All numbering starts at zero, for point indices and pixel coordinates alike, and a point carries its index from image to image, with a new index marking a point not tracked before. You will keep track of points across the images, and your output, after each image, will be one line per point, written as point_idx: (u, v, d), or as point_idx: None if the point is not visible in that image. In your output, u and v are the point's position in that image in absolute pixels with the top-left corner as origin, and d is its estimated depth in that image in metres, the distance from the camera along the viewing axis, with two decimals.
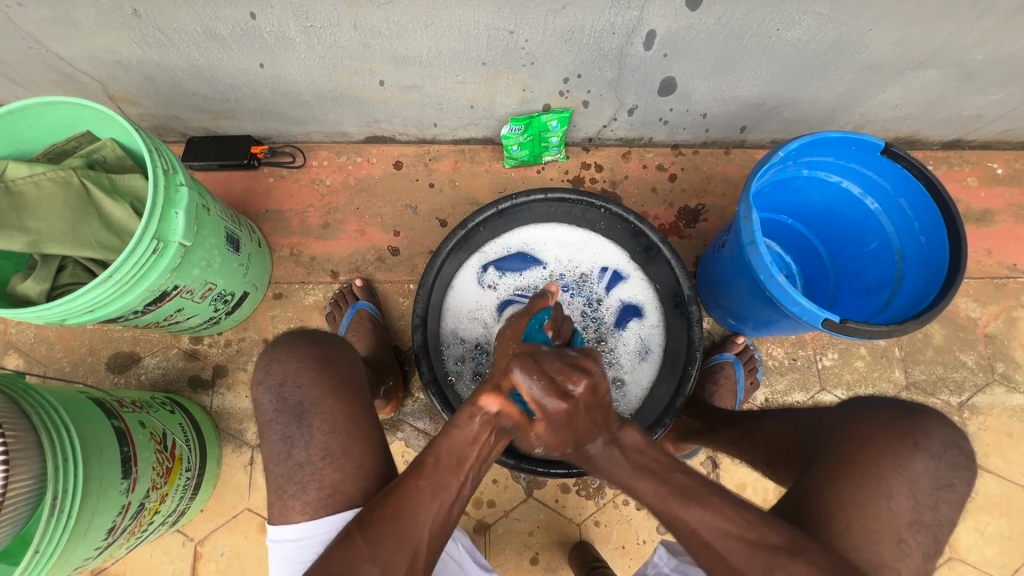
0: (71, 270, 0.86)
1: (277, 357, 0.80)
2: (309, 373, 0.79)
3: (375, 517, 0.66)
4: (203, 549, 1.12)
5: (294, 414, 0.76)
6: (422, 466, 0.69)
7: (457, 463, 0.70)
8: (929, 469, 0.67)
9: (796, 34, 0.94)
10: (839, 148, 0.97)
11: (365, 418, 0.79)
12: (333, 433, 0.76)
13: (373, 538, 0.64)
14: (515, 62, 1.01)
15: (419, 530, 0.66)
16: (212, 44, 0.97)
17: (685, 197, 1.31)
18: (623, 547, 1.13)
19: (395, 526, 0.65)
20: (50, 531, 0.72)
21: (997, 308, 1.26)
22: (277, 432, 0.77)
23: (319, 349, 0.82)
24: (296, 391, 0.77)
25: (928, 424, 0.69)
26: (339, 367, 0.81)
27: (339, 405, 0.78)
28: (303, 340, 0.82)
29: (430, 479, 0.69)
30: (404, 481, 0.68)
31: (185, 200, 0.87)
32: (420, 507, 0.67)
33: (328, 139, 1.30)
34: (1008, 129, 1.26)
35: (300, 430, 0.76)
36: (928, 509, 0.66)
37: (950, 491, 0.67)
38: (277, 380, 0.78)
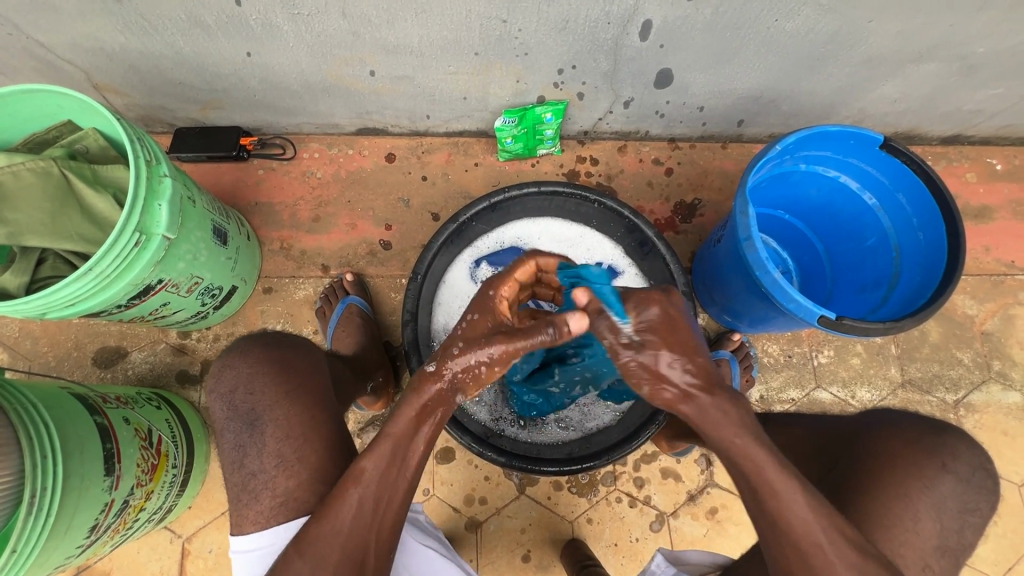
0: (52, 263, 0.85)
1: (230, 364, 0.81)
2: (261, 378, 0.79)
3: (311, 532, 0.64)
4: (191, 546, 1.11)
5: (246, 421, 0.76)
6: (357, 472, 0.66)
7: (396, 466, 0.66)
8: (956, 491, 0.66)
9: (795, 25, 0.92)
10: (837, 142, 0.96)
11: (325, 420, 0.79)
12: (286, 439, 0.75)
13: (309, 551, 0.64)
14: (508, 52, 0.99)
15: (364, 536, 0.65)
16: (198, 32, 0.95)
17: (681, 191, 1.29)
18: (615, 545, 1.12)
19: (335, 538, 0.64)
20: (27, 531, 0.70)
21: (995, 305, 1.25)
22: (229, 441, 0.76)
23: (273, 353, 0.82)
24: (246, 398, 0.77)
25: (955, 445, 0.68)
26: (297, 372, 0.81)
27: (295, 409, 0.77)
28: (256, 345, 0.82)
29: (369, 486, 0.65)
30: (342, 490, 0.65)
31: (169, 192, 0.85)
32: (362, 516, 0.65)
33: (319, 131, 1.28)
34: (1008, 124, 1.25)
35: (253, 438, 0.75)
36: (953, 533, 0.65)
37: (976, 514, 0.66)
38: (228, 388, 0.79)
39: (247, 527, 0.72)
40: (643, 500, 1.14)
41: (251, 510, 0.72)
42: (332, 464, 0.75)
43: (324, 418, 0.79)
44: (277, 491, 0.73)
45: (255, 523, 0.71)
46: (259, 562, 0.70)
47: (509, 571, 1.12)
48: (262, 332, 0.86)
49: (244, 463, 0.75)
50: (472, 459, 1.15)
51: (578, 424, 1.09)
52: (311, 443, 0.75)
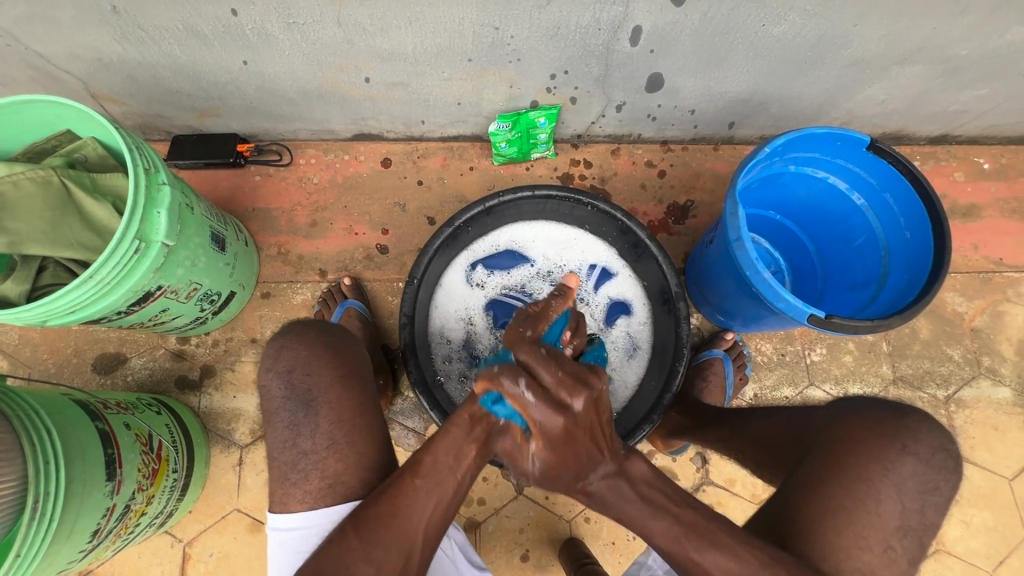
0: (52, 271, 0.85)
1: (287, 345, 0.81)
2: (318, 362, 0.80)
3: (368, 514, 0.67)
4: (192, 550, 1.12)
5: (302, 402, 0.77)
6: (420, 465, 0.70)
7: (453, 464, 0.69)
8: (917, 472, 0.67)
9: (782, 30, 0.94)
10: (825, 144, 0.97)
11: (370, 408, 0.80)
12: (338, 423, 0.77)
13: (366, 536, 0.65)
14: (501, 58, 1.01)
15: (417, 528, 0.67)
16: (195, 41, 0.96)
17: (674, 193, 1.31)
18: (613, 544, 1.14)
19: (389, 526, 0.66)
20: (32, 535, 0.71)
21: (983, 302, 1.27)
22: (284, 420, 0.77)
23: (328, 339, 0.83)
24: (304, 379, 0.78)
25: (916, 427, 0.69)
26: (347, 358, 0.82)
27: (347, 394, 0.79)
28: (313, 330, 0.83)
29: (427, 479, 0.69)
30: (403, 482, 0.69)
31: (168, 200, 0.86)
32: (416, 507, 0.68)
33: (315, 137, 1.29)
34: (994, 124, 1.27)
35: (307, 418, 0.77)
36: (913, 513, 0.66)
37: (937, 495, 0.67)
38: (285, 368, 0.80)
39: (292, 505, 0.74)
40: None
41: (297, 489, 0.74)
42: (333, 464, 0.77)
43: (368, 406, 0.80)
44: (326, 472, 0.75)
45: (301, 503, 0.74)
46: (302, 541, 0.72)
47: (508, 571, 1.13)
48: (315, 319, 0.86)
49: (297, 441, 0.76)
50: None
51: None
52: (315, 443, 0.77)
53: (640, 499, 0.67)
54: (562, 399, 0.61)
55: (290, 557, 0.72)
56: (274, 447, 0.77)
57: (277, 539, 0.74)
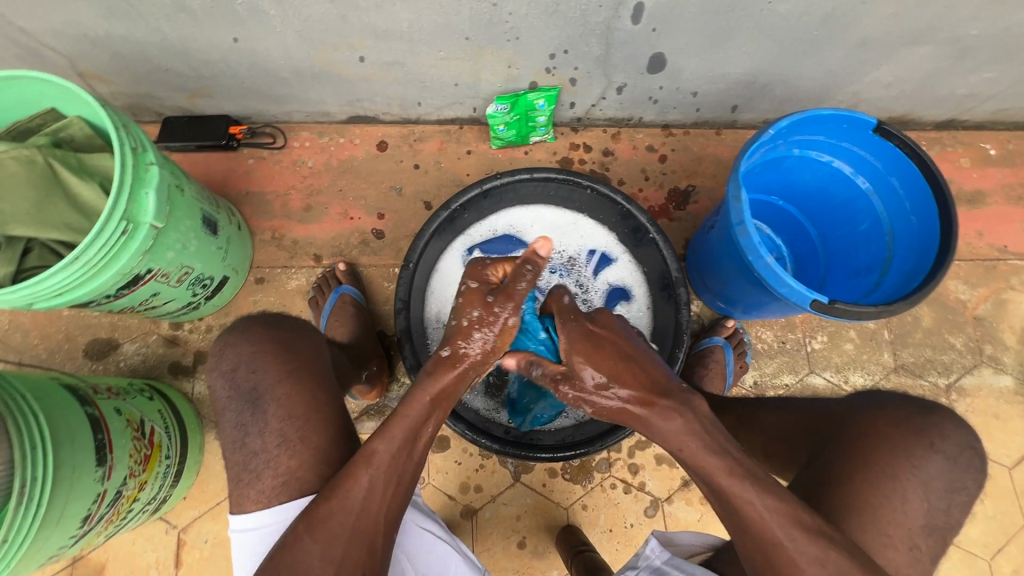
0: (37, 253, 0.83)
1: (230, 343, 0.81)
2: (263, 359, 0.79)
3: (321, 512, 0.66)
4: (187, 537, 1.11)
5: (248, 400, 0.76)
6: (372, 454, 0.68)
7: (408, 446, 0.70)
8: (944, 471, 0.67)
9: (789, 7, 0.91)
10: (831, 127, 0.95)
11: (327, 402, 0.79)
12: (288, 420, 0.75)
13: (321, 534, 0.65)
14: (499, 36, 0.98)
15: (372, 516, 0.67)
16: (183, 17, 0.93)
17: (675, 178, 1.28)
18: (610, 531, 1.13)
19: (344, 519, 0.65)
20: (18, 520, 0.70)
21: (987, 290, 1.26)
22: (231, 419, 0.77)
23: (274, 333, 0.82)
24: (249, 377, 0.77)
25: (942, 424, 0.69)
26: (298, 352, 0.81)
27: (295, 389, 0.77)
28: (257, 325, 0.83)
29: (380, 466, 0.68)
30: (353, 472, 0.67)
31: (157, 180, 0.84)
32: (370, 497, 0.67)
33: (310, 119, 1.26)
34: (1002, 109, 1.24)
35: (255, 417, 0.76)
36: (940, 513, 0.66)
37: (963, 493, 0.67)
38: (230, 366, 0.79)
39: (248, 506, 0.73)
40: (638, 486, 1.15)
41: (251, 490, 0.73)
42: (330, 449, 0.75)
43: (325, 398, 0.78)
44: (279, 470, 0.74)
45: (255, 503, 0.73)
46: (260, 542, 0.72)
47: (505, 557, 1.12)
48: (266, 313, 0.86)
49: (246, 442, 0.75)
50: (467, 448, 1.15)
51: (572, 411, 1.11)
52: (307, 428, 0.75)
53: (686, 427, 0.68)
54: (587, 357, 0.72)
55: (251, 558, 0.72)
56: (225, 446, 0.77)
57: (237, 541, 0.73)
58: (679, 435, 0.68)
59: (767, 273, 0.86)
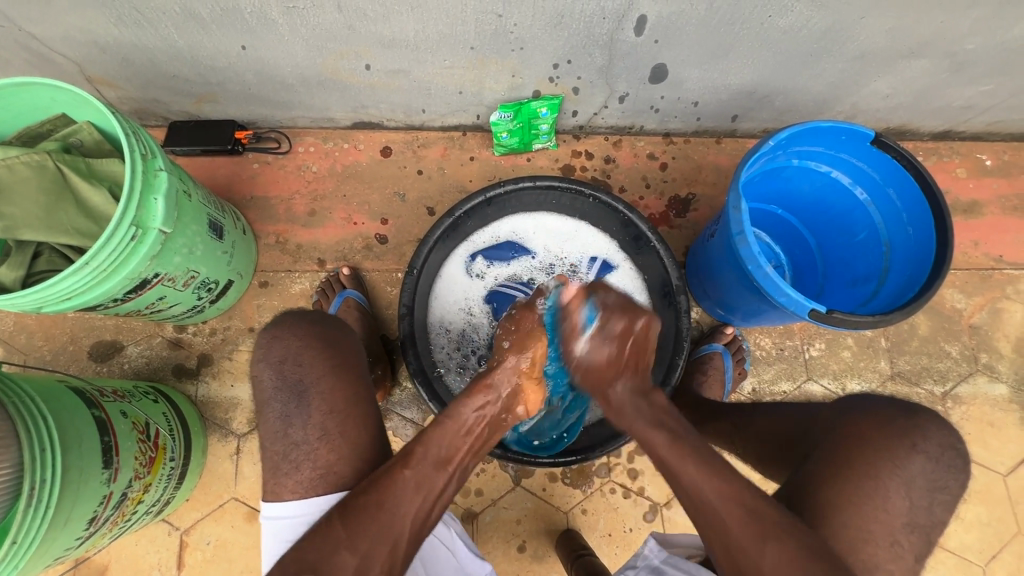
0: (47, 257, 0.84)
1: (278, 335, 0.81)
2: (311, 353, 0.80)
3: (355, 505, 0.68)
4: (189, 538, 1.12)
5: (293, 392, 0.77)
6: (411, 456, 0.71)
7: (445, 457, 0.73)
8: (925, 470, 0.68)
9: (789, 21, 0.93)
10: (829, 138, 0.97)
11: (365, 398, 0.81)
12: (330, 414, 0.77)
13: (353, 526, 0.66)
14: (503, 46, 0.99)
15: (400, 521, 0.68)
16: (192, 24, 0.95)
17: (676, 186, 1.30)
18: (609, 535, 1.14)
19: (379, 515, 0.67)
20: (28, 521, 0.70)
21: (982, 299, 1.27)
22: (275, 410, 0.77)
23: (319, 329, 0.83)
24: (296, 370, 0.78)
25: (926, 426, 0.70)
26: (342, 350, 0.82)
27: (341, 385, 0.79)
28: (304, 321, 0.83)
29: (417, 469, 0.71)
30: (392, 472, 0.70)
31: (165, 186, 0.85)
32: (404, 499, 0.69)
33: (314, 125, 1.28)
34: (998, 120, 1.26)
35: (300, 408, 0.76)
36: (922, 511, 0.67)
37: (946, 492, 0.68)
38: (277, 358, 0.79)
39: (262, 506, 0.74)
40: (637, 491, 1.16)
41: (290, 479, 0.74)
42: None
43: (363, 396, 0.80)
44: (317, 463, 0.75)
45: (293, 492, 0.74)
46: (292, 531, 0.73)
47: (505, 561, 1.13)
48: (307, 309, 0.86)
49: (288, 433, 0.76)
50: None
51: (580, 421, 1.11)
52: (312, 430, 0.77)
53: (654, 418, 0.74)
54: (616, 326, 0.76)
55: (281, 545, 0.73)
56: (265, 437, 0.77)
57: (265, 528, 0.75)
58: (646, 427, 0.74)
59: (768, 284, 0.87)
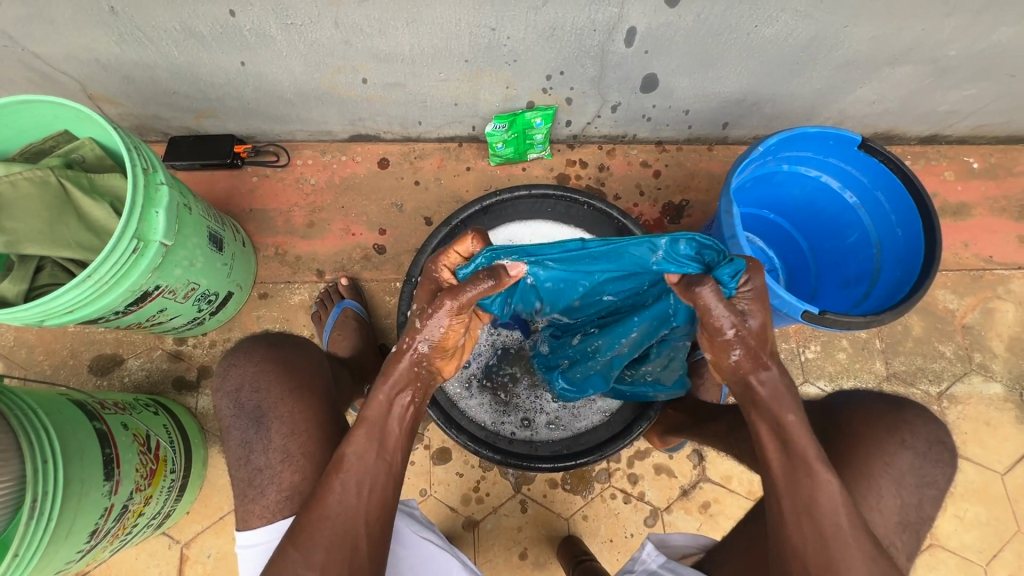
0: (49, 271, 0.85)
1: (235, 363, 0.83)
2: (267, 377, 0.81)
3: (302, 520, 0.68)
4: (190, 551, 1.11)
5: (253, 418, 0.79)
6: (341, 460, 0.70)
7: (377, 447, 0.71)
8: (914, 466, 0.72)
9: (775, 30, 0.95)
10: (817, 143, 0.99)
11: (327, 417, 0.82)
12: (292, 436, 0.79)
13: (303, 542, 0.66)
14: (497, 59, 1.02)
15: (351, 515, 0.68)
16: (193, 42, 0.97)
17: (669, 193, 1.32)
18: (611, 541, 1.14)
19: (322, 524, 0.67)
20: (29, 534, 0.71)
21: (974, 299, 1.29)
22: (236, 437, 0.79)
23: (277, 353, 0.85)
24: (252, 396, 0.80)
25: (913, 423, 0.74)
26: (298, 371, 0.84)
27: (298, 406, 0.81)
28: (260, 345, 0.85)
29: (352, 470, 0.69)
30: (326, 480, 0.69)
31: (166, 199, 0.86)
32: (349, 497, 0.68)
33: (312, 138, 1.30)
34: (982, 124, 1.29)
35: (260, 434, 0.78)
36: (913, 508, 0.72)
37: (932, 486, 0.72)
38: (234, 386, 0.82)
39: (263, 514, 0.75)
40: (638, 496, 1.16)
41: (257, 505, 0.75)
42: (331, 464, 0.78)
43: (326, 415, 0.82)
44: (282, 485, 0.76)
45: (261, 517, 0.75)
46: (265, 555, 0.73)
47: (507, 568, 1.13)
48: (263, 333, 0.89)
49: (250, 459, 0.78)
50: (468, 460, 1.17)
51: (568, 424, 1.09)
52: (315, 439, 0.79)
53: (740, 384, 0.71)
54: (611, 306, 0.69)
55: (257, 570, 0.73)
56: (231, 464, 0.79)
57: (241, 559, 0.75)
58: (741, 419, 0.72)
59: (762, 287, 0.88)
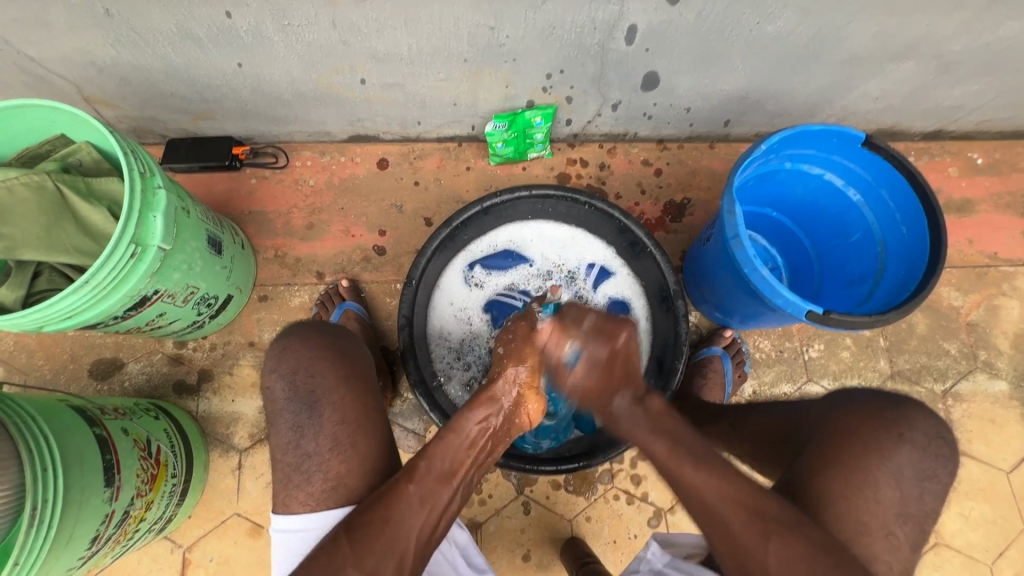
0: (47, 276, 0.85)
1: (289, 346, 0.81)
2: (322, 363, 0.80)
3: (362, 523, 0.67)
4: (192, 555, 1.11)
5: (305, 403, 0.77)
6: (415, 470, 0.71)
7: (451, 468, 0.73)
8: (913, 460, 0.69)
9: (777, 27, 0.94)
10: (821, 141, 0.98)
11: (374, 410, 0.80)
12: (343, 424, 0.76)
13: (359, 543, 0.66)
14: (497, 58, 1.01)
15: (410, 532, 0.68)
16: (189, 44, 0.96)
17: (671, 192, 1.31)
18: (614, 542, 1.14)
19: (384, 531, 0.67)
20: (30, 543, 0.70)
21: (979, 296, 1.28)
22: (287, 421, 0.77)
23: (335, 342, 0.83)
24: (308, 380, 0.78)
25: (918, 420, 0.72)
26: (349, 359, 0.82)
27: (350, 395, 0.79)
28: (314, 330, 0.83)
29: (422, 483, 0.71)
30: (398, 488, 0.70)
31: (164, 204, 0.85)
32: (411, 514, 0.69)
33: (311, 139, 1.29)
34: (987, 119, 1.28)
35: (312, 419, 0.76)
36: (914, 502, 0.68)
37: (935, 481, 0.69)
38: (290, 368, 0.79)
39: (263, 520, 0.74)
40: (641, 497, 1.16)
41: (301, 491, 0.74)
42: None
43: (374, 406, 0.80)
44: (328, 474, 0.75)
45: (304, 504, 0.74)
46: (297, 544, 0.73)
47: (510, 570, 1.13)
48: (315, 320, 0.87)
49: (300, 443, 0.76)
50: None
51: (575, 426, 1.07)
52: (362, 430, 0.78)
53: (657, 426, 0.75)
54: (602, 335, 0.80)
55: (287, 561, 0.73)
56: (277, 448, 0.77)
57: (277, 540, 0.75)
58: (649, 436, 0.75)
59: (765, 287, 0.87)
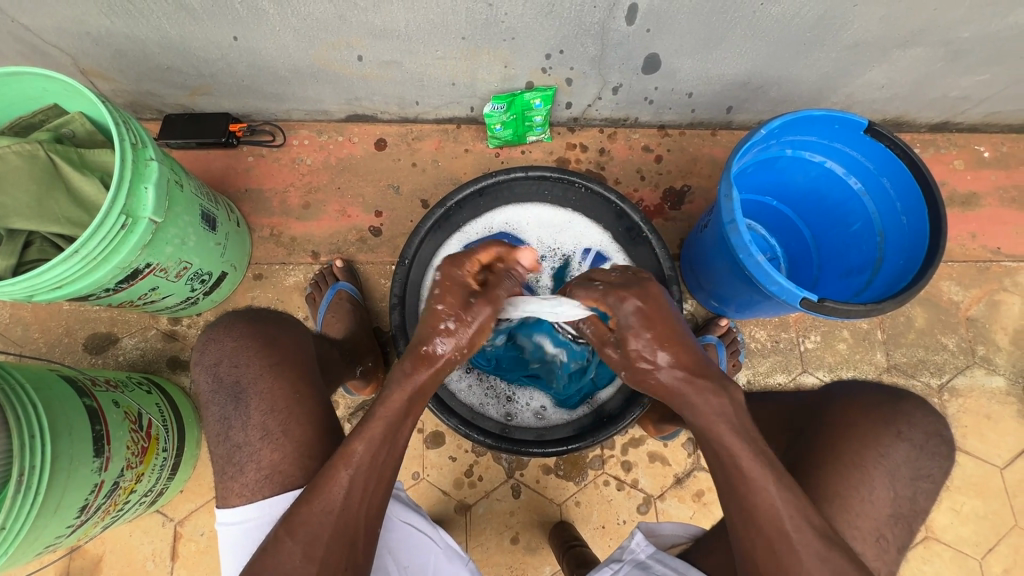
0: (38, 246, 0.84)
1: (215, 338, 0.82)
2: (246, 353, 0.80)
3: (302, 514, 0.66)
4: (183, 529, 1.12)
5: (231, 394, 0.78)
6: (350, 453, 0.67)
7: (389, 444, 0.69)
8: (910, 458, 0.72)
9: (781, 9, 0.92)
10: (822, 127, 0.96)
11: (309, 397, 0.80)
12: (271, 413, 0.77)
13: (302, 536, 0.65)
14: (495, 36, 0.99)
15: (354, 512, 0.67)
16: (184, 15, 0.95)
17: (671, 178, 1.29)
18: (602, 527, 1.14)
19: (330, 519, 0.66)
20: (17, 508, 0.71)
21: (980, 291, 1.27)
22: (247, 406, 0.77)
23: (257, 329, 0.84)
24: (232, 371, 0.79)
25: (911, 412, 0.74)
26: (279, 347, 0.83)
27: (278, 382, 0.79)
28: (240, 320, 0.84)
29: (360, 466, 0.67)
30: (332, 471, 0.67)
31: (155, 175, 0.85)
32: (354, 495, 0.67)
33: (309, 118, 1.28)
34: (995, 111, 1.25)
35: (238, 410, 0.77)
36: (906, 500, 0.71)
37: (928, 480, 0.72)
38: (213, 361, 0.81)
39: (236, 499, 0.74)
40: (631, 483, 1.16)
41: (237, 484, 0.74)
42: (315, 442, 0.77)
43: (309, 395, 0.80)
44: (262, 463, 0.75)
45: (240, 499, 0.73)
46: (246, 536, 0.72)
47: (498, 553, 1.13)
48: (244, 310, 0.87)
49: (228, 439, 0.76)
50: (461, 445, 1.16)
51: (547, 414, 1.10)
52: (295, 417, 0.77)
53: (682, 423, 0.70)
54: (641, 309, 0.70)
55: (230, 552, 0.72)
56: (231, 434, 0.77)
57: (221, 536, 0.74)
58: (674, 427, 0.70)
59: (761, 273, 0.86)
